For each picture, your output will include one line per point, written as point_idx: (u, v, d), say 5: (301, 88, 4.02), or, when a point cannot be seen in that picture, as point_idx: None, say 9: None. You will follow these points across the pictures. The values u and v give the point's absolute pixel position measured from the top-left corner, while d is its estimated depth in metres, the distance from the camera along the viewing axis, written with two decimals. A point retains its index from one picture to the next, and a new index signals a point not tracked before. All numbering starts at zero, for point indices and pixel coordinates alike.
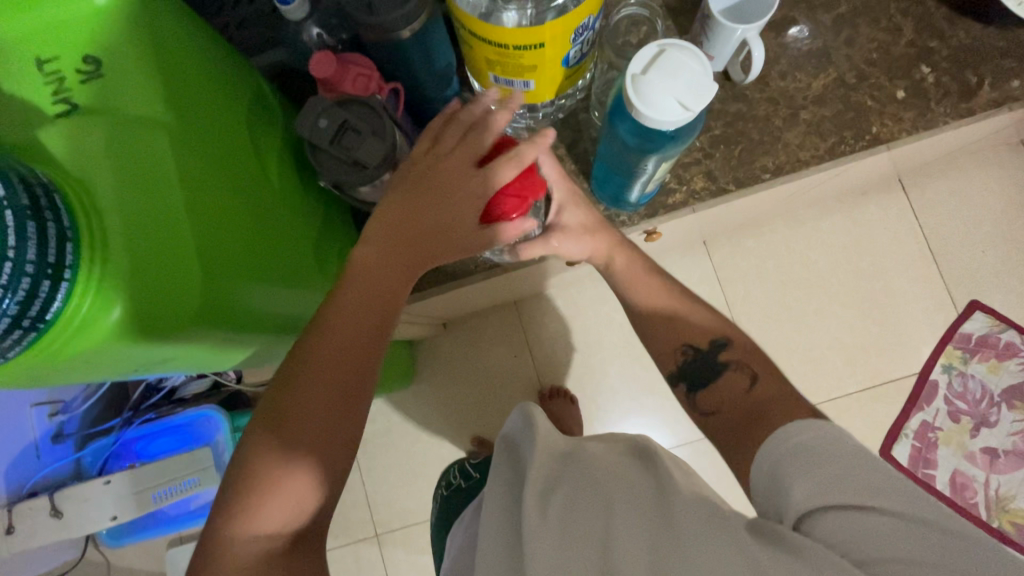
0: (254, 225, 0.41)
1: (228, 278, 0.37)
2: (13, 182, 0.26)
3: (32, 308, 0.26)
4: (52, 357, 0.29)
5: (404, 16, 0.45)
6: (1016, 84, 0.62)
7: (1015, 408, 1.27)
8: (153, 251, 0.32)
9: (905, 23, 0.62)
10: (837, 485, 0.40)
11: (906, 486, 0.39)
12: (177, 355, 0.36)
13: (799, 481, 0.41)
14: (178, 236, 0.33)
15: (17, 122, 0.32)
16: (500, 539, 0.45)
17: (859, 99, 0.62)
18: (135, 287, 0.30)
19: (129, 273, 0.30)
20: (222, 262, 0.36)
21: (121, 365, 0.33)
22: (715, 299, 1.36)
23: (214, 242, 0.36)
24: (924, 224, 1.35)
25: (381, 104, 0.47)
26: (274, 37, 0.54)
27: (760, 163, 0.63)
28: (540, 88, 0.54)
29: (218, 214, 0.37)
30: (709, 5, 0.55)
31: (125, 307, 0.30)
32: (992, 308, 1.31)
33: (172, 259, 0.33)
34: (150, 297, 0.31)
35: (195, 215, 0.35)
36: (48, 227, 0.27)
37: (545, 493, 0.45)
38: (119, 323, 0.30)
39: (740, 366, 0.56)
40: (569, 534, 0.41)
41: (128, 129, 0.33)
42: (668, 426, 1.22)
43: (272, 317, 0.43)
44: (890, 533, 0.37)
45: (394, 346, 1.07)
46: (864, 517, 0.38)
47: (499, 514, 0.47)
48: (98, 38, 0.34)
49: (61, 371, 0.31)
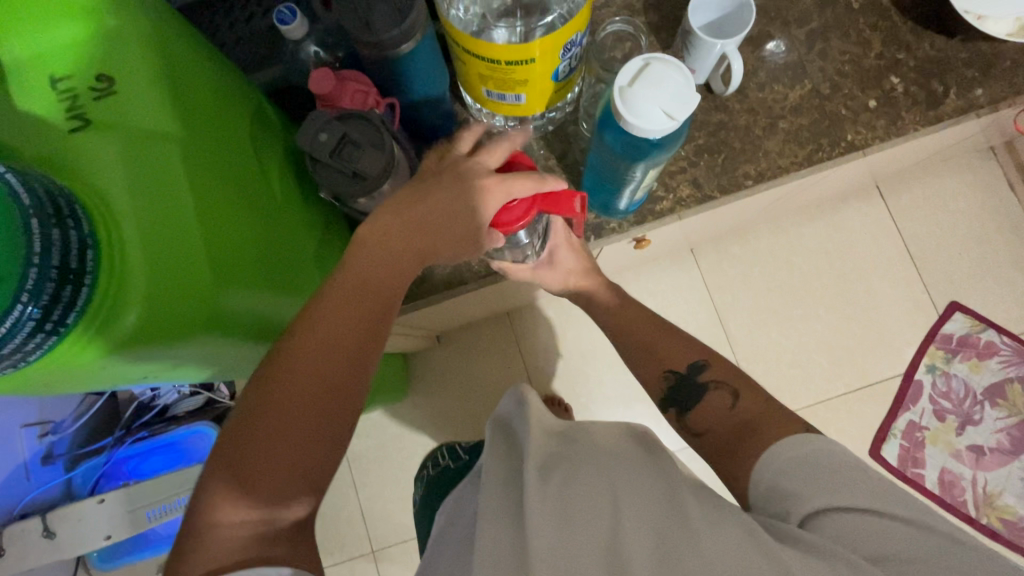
0: (258, 233, 0.42)
1: (234, 285, 0.38)
2: (37, 193, 0.27)
3: (55, 313, 0.27)
4: (68, 363, 0.30)
5: (400, 34, 0.47)
6: (980, 93, 0.65)
7: (997, 406, 1.31)
8: (165, 258, 0.33)
9: (873, 37, 0.66)
10: (849, 490, 0.42)
11: (906, 498, 0.41)
12: (187, 361, 0.37)
13: (809, 484, 0.43)
14: (190, 245, 0.34)
15: (33, 137, 0.33)
16: (494, 507, 0.46)
17: (834, 108, 0.65)
18: (150, 293, 0.32)
19: (145, 281, 0.31)
20: (231, 269, 0.37)
21: (132, 371, 0.34)
22: (703, 305, 1.39)
23: (221, 249, 0.37)
24: (902, 228, 1.39)
25: (378, 117, 0.49)
26: (272, 55, 0.56)
27: (742, 170, 0.65)
28: (530, 101, 0.56)
29: (223, 223, 0.38)
30: (690, 21, 0.58)
31: (139, 312, 0.31)
32: (971, 309, 1.35)
33: (184, 266, 0.34)
34: (162, 303, 0.32)
35: (203, 223, 0.36)
36: (70, 236, 0.28)
37: (547, 470, 0.47)
38: (133, 328, 0.31)
39: (721, 384, 0.57)
40: (567, 504, 0.42)
41: (140, 142, 0.34)
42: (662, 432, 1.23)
43: (273, 323, 0.44)
44: (896, 536, 0.39)
45: (389, 358, 1.08)
46: (867, 519, 0.40)
47: (500, 495, 0.47)
48: (110, 56, 0.35)
49: (74, 377, 0.32)
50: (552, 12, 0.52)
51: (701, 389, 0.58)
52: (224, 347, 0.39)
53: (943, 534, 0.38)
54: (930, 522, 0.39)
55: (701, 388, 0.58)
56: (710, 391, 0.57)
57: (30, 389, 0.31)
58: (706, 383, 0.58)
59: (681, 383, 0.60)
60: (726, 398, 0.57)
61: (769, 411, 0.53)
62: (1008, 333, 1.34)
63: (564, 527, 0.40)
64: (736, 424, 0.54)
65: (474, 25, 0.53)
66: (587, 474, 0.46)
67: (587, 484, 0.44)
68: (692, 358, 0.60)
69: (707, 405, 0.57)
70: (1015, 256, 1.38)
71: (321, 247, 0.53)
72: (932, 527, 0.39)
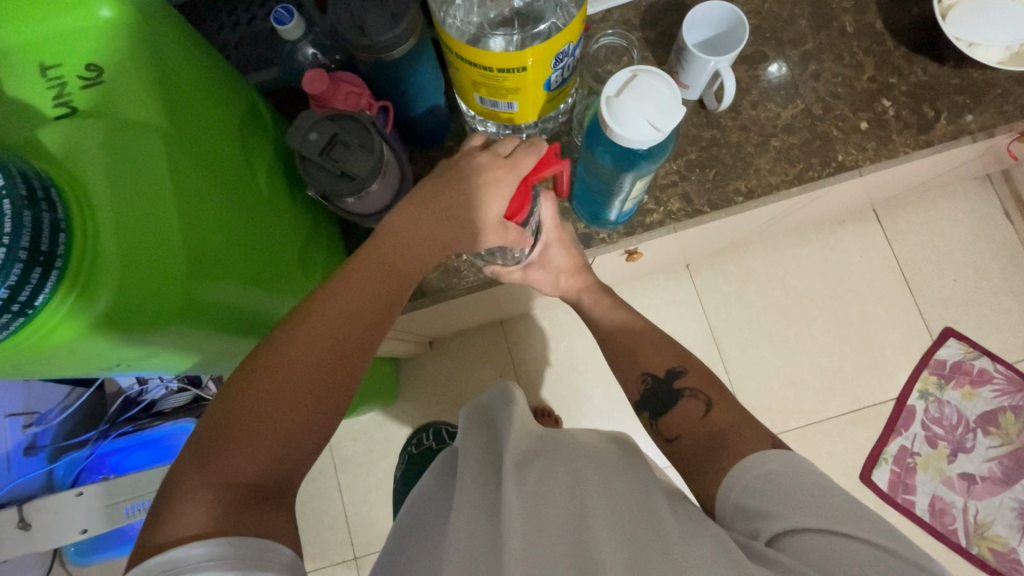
0: (240, 226, 0.42)
1: (211, 276, 0.38)
2: (12, 174, 0.28)
3: (21, 294, 0.27)
4: (36, 343, 0.30)
5: (394, 38, 0.47)
6: (971, 119, 0.66)
7: (990, 434, 1.30)
8: (144, 246, 0.33)
9: (866, 60, 0.67)
10: (815, 510, 0.41)
11: (877, 522, 0.41)
12: (161, 348, 0.37)
13: (779, 507, 0.42)
14: (167, 233, 0.35)
15: (18, 123, 0.34)
16: (470, 500, 0.46)
17: (825, 129, 0.66)
18: (122, 280, 0.31)
19: (115, 266, 0.31)
20: (209, 262, 0.38)
21: (102, 358, 0.34)
22: (697, 322, 1.40)
23: (200, 240, 0.37)
24: (899, 253, 1.39)
25: (370, 120, 0.49)
26: (270, 55, 0.57)
27: (733, 186, 0.66)
28: (524, 109, 0.56)
29: (205, 213, 0.38)
30: (683, 38, 0.58)
31: (110, 298, 0.31)
32: (965, 336, 1.35)
33: (161, 255, 0.34)
34: (137, 290, 0.32)
35: (185, 213, 0.36)
36: (42, 219, 0.28)
37: (524, 467, 0.47)
38: (103, 313, 0.31)
39: (696, 393, 0.58)
40: (542, 506, 0.43)
41: (125, 132, 0.35)
42: (651, 447, 1.22)
43: (252, 318, 0.44)
44: (858, 556, 0.38)
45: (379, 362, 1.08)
46: (832, 541, 0.39)
47: (474, 496, 0.46)
48: (100, 47, 0.36)
49: (43, 361, 0.32)
50: (546, 23, 0.53)
51: (684, 403, 0.58)
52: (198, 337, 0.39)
53: (906, 559, 0.38)
54: (894, 546, 0.39)
55: (681, 399, 0.59)
56: (693, 405, 0.57)
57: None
58: (689, 397, 0.58)
59: (662, 396, 0.59)
60: (702, 406, 0.57)
61: (748, 428, 0.52)
62: (1002, 361, 1.34)
63: (537, 527, 0.41)
64: (714, 438, 0.54)
65: (471, 33, 0.53)
66: (563, 479, 0.46)
67: (564, 491, 0.44)
68: (675, 374, 0.60)
69: (683, 419, 0.57)
70: (1011, 284, 1.37)
71: (306, 246, 0.53)
72: (902, 549, 0.39)
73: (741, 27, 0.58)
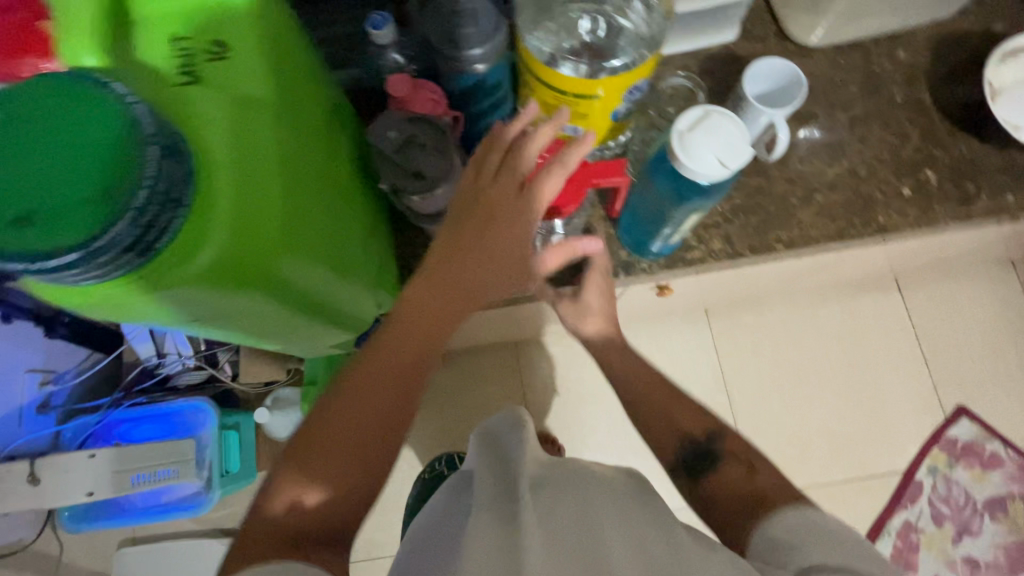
0: (325, 207, 0.45)
1: (299, 249, 0.40)
2: (156, 131, 0.31)
3: (148, 236, 0.31)
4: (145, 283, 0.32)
5: (483, 55, 0.51)
6: (1011, 198, 0.68)
7: (997, 519, 1.28)
8: (250, 212, 0.36)
9: (913, 131, 0.70)
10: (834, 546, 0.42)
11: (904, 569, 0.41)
12: (239, 309, 0.39)
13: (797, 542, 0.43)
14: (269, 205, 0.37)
15: (149, 85, 0.37)
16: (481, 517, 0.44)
17: (868, 190, 0.68)
18: (225, 239, 0.34)
19: (222, 227, 0.34)
20: (298, 236, 0.40)
21: (190, 309, 0.37)
22: (710, 369, 1.40)
23: (294, 215, 0.40)
24: (917, 325, 1.40)
25: (447, 126, 0.53)
26: (353, 57, 0.61)
27: (774, 234, 0.68)
28: (585, 136, 0.59)
29: (299, 190, 0.41)
30: (743, 88, 0.62)
31: (213, 254, 0.34)
32: (979, 416, 1.34)
33: (259, 222, 0.36)
34: (237, 251, 0.35)
35: (285, 188, 0.39)
36: (174, 173, 0.31)
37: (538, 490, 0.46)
38: (205, 267, 0.34)
39: (722, 429, 0.59)
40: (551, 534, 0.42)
41: (245, 105, 0.37)
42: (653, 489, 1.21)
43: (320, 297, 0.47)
44: None
45: None
46: None
47: (484, 515, 0.45)
48: (229, 25, 0.39)
49: (144, 302, 0.35)
50: (619, 58, 0.55)
51: (709, 438, 0.59)
52: (270, 304, 0.41)
53: None
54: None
55: (706, 434, 0.59)
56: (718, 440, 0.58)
57: (101, 304, 0.34)
58: (715, 433, 0.59)
59: (688, 430, 0.60)
60: (715, 427, 0.59)
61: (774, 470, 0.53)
62: (1014, 447, 1.32)
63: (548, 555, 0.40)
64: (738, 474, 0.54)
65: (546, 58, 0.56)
66: (574, 504, 0.45)
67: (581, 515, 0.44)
68: (704, 409, 0.61)
69: (706, 453, 0.58)
70: None
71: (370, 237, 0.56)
72: None
73: (796, 82, 0.62)
